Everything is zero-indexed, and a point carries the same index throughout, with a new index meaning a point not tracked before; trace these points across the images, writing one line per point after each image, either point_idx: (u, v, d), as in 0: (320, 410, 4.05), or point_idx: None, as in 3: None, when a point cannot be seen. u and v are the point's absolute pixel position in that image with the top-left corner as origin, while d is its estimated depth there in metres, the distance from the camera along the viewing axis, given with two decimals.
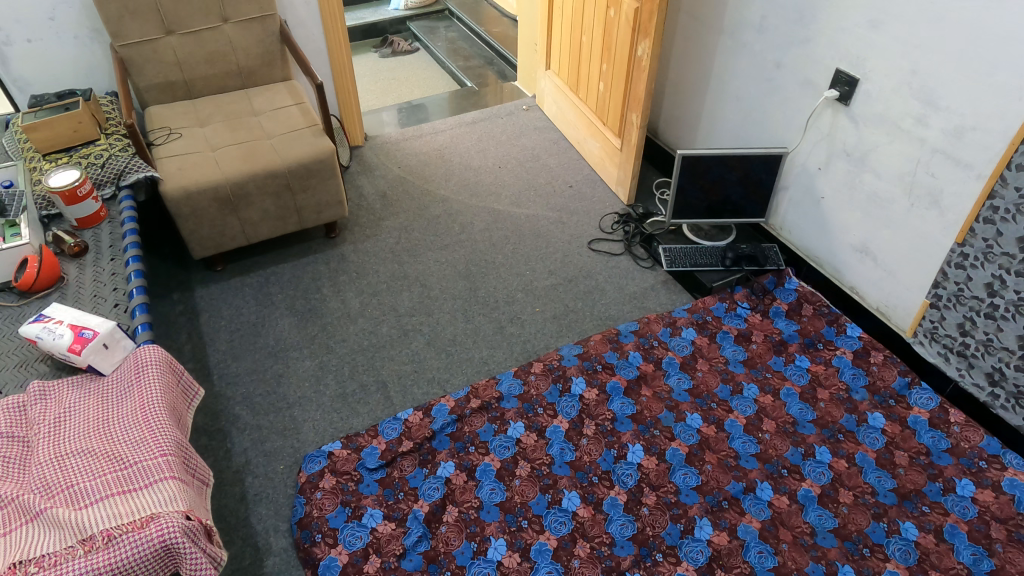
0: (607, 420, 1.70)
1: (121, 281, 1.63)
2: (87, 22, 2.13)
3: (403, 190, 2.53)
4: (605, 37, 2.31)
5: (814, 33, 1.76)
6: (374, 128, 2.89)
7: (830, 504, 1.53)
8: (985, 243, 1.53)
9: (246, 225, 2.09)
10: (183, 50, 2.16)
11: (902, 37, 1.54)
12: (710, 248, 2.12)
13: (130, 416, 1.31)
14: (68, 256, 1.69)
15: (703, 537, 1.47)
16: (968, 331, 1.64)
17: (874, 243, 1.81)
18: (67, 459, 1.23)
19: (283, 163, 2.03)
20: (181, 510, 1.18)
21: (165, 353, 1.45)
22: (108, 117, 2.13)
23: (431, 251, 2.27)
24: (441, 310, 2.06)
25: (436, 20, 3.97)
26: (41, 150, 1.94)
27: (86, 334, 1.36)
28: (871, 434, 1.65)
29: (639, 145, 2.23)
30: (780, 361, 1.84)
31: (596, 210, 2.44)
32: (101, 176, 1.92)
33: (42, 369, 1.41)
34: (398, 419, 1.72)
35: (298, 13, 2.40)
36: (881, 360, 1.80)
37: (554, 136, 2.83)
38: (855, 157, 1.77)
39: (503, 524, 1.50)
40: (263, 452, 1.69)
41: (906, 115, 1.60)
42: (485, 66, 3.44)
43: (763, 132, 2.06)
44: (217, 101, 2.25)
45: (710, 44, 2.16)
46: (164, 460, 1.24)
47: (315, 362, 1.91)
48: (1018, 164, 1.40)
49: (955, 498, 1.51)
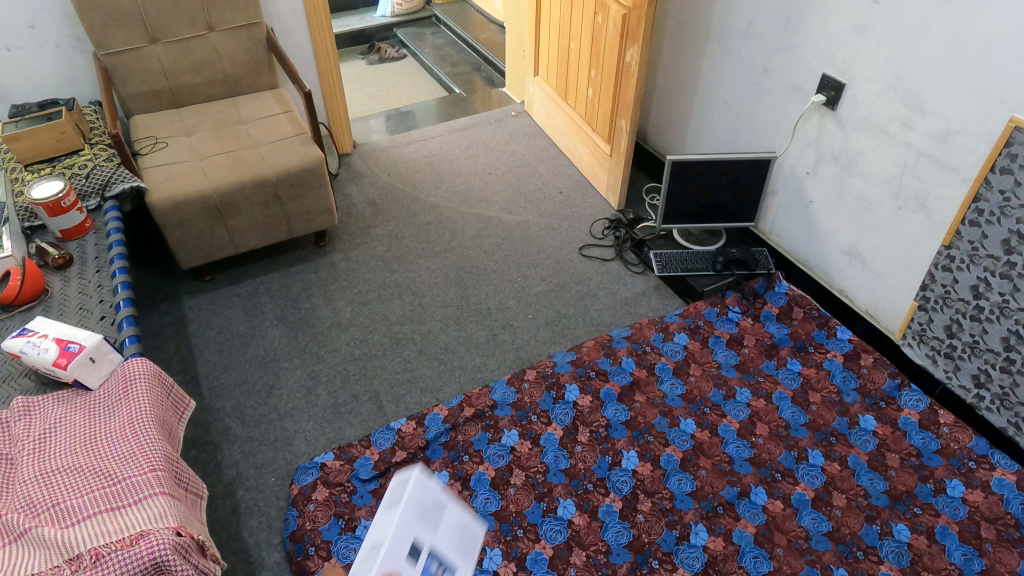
0: (601, 427, 1.70)
1: (108, 293, 1.61)
2: (69, 30, 2.10)
3: (393, 197, 2.52)
4: (593, 44, 2.32)
5: (801, 38, 1.78)
6: (362, 135, 2.88)
7: (824, 508, 1.53)
8: (971, 246, 1.54)
9: (233, 234, 2.07)
10: (169, 58, 2.14)
11: (887, 41, 1.56)
12: (701, 252, 2.13)
13: (119, 431, 1.28)
14: (52, 268, 1.66)
15: (699, 542, 1.47)
16: (954, 333, 1.66)
17: (863, 246, 1.83)
18: (53, 476, 1.20)
19: (271, 172, 2.01)
20: (172, 526, 1.15)
21: (153, 365, 1.42)
22: (92, 127, 2.10)
23: (422, 258, 2.26)
24: (433, 318, 2.05)
25: (423, 26, 3.97)
26: (23, 161, 1.91)
27: (72, 348, 1.34)
28: (863, 437, 1.66)
29: (629, 151, 2.24)
30: (772, 364, 1.85)
31: (586, 216, 2.44)
32: (85, 187, 1.88)
33: (26, 385, 1.38)
34: (391, 429, 1.70)
35: (285, 20, 2.38)
36: (871, 362, 1.81)
37: (544, 142, 2.83)
38: (843, 161, 1.79)
39: (498, 534, 1.49)
40: (255, 464, 1.67)
41: (892, 119, 1.62)
42: (473, 73, 3.44)
43: (751, 137, 2.07)
44: (204, 110, 2.23)
45: (698, 50, 2.18)
46: (154, 475, 1.22)
47: (306, 372, 1.89)
48: (1002, 167, 1.42)
49: (946, 499, 1.52)
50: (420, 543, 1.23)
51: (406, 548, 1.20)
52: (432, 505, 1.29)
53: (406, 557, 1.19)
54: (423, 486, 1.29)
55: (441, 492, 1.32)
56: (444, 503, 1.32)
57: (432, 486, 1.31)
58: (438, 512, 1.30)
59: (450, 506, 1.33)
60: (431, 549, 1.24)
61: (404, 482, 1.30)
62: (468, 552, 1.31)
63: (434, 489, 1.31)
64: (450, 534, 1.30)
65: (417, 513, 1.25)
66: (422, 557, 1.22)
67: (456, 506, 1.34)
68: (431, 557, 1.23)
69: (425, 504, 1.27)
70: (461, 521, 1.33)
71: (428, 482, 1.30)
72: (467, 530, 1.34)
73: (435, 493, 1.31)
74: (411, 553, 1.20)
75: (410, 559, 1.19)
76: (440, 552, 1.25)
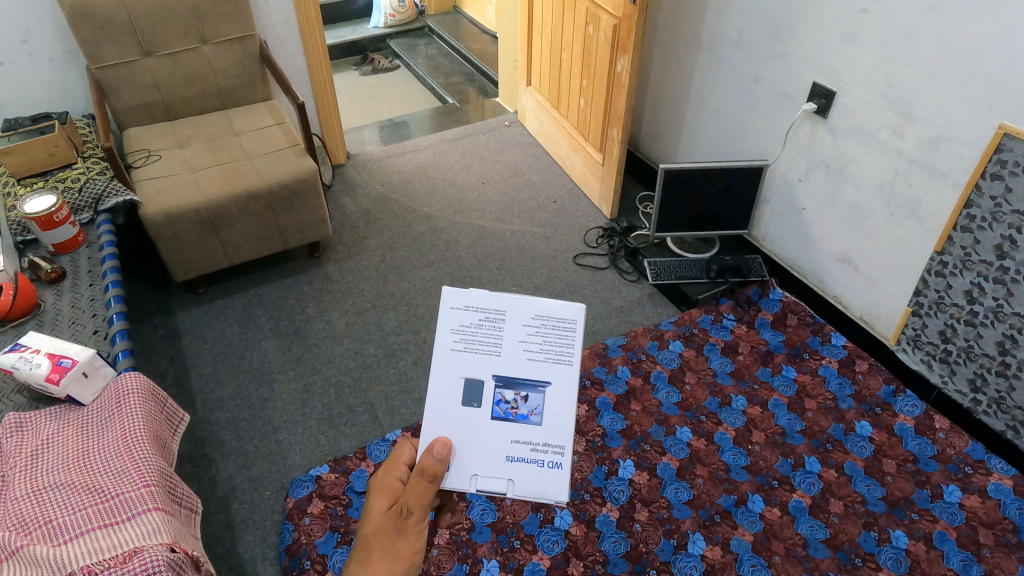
0: (597, 436, 1.70)
1: (100, 307, 1.60)
2: (62, 44, 2.10)
3: (387, 208, 2.52)
4: (585, 53, 2.33)
5: (791, 46, 1.79)
6: (355, 146, 2.89)
7: (821, 515, 1.53)
8: (964, 251, 1.55)
9: (227, 246, 2.06)
10: (162, 71, 2.14)
11: (876, 50, 1.57)
12: (694, 260, 2.14)
13: (111, 446, 1.27)
14: (45, 282, 1.64)
15: (697, 551, 1.47)
16: (949, 338, 1.66)
17: (855, 253, 1.83)
18: (45, 493, 1.19)
19: (264, 184, 2.01)
20: (166, 542, 1.14)
21: (146, 380, 1.42)
22: (85, 140, 2.10)
23: (416, 269, 2.26)
24: (427, 328, 2.05)
25: (415, 37, 3.98)
26: (16, 174, 1.90)
27: (65, 363, 1.33)
28: (859, 443, 1.66)
29: (621, 160, 2.25)
30: (767, 371, 1.85)
31: (579, 225, 2.45)
32: (78, 201, 1.87)
33: (18, 401, 1.37)
34: (386, 440, 1.70)
35: (277, 33, 2.39)
36: (866, 368, 1.82)
37: (537, 151, 2.84)
38: (834, 168, 1.80)
39: (496, 545, 1.49)
40: (249, 477, 1.66)
41: (882, 127, 1.63)
42: (466, 83, 3.45)
43: (743, 146, 2.09)
44: (197, 123, 2.23)
45: (689, 59, 2.19)
46: (148, 491, 1.21)
47: (301, 384, 1.88)
48: (992, 174, 1.43)
49: (944, 505, 1.52)
50: (479, 375, 0.85)
51: (462, 386, 0.85)
52: (480, 324, 0.86)
53: (460, 401, 0.85)
54: (460, 306, 0.86)
55: (488, 299, 0.86)
56: (499, 311, 0.86)
57: (476, 297, 0.86)
58: (493, 327, 0.86)
59: (514, 308, 0.86)
60: (499, 375, 0.85)
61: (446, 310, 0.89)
62: (565, 360, 0.85)
63: (476, 301, 0.86)
64: (528, 338, 0.85)
65: (462, 344, 0.86)
66: (487, 387, 0.85)
67: (520, 305, 0.86)
68: (500, 384, 0.85)
69: (470, 321, 0.86)
70: (539, 317, 0.86)
71: (465, 300, 0.86)
72: (553, 321, 0.86)
73: (482, 303, 0.86)
74: (471, 393, 0.85)
75: (469, 399, 0.85)
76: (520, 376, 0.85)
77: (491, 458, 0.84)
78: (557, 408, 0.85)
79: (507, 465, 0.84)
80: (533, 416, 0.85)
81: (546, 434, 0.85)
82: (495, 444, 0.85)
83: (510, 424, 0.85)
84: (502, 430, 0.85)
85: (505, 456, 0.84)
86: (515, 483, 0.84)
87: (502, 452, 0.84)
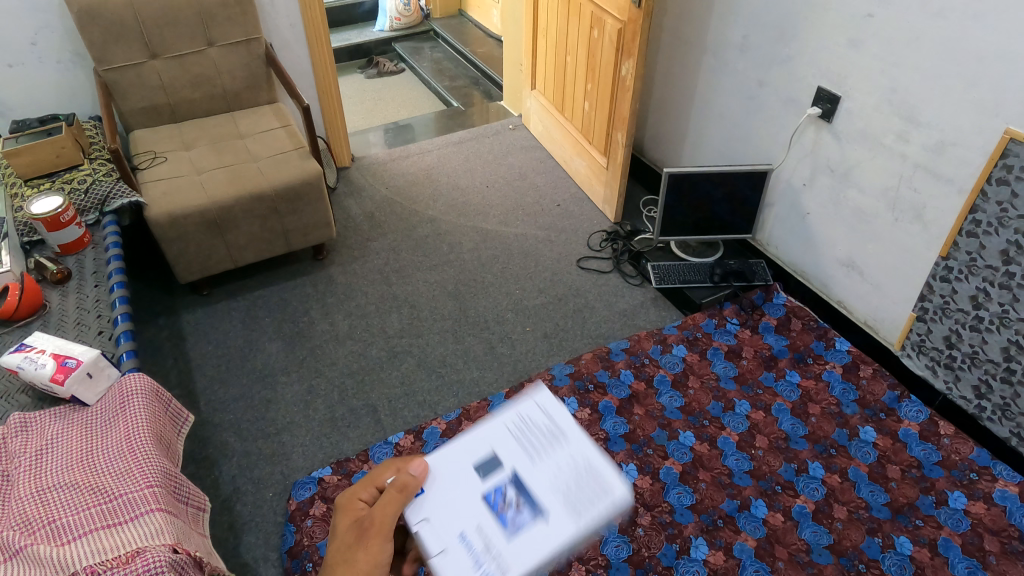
0: (600, 441, 1.69)
1: (105, 307, 1.61)
2: (69, 46, 2.11)
3: (392, 211, 2.53)
4: (589, 57, 2.34)
5: (796, 51, 1.79)
6: (360, 150, 2.90)
7: (825, 520, 1.52)
8: (969, 256, 1.55)
9: (231, 248, 2.07)
10: (169, 73, 2.15)
11: (880, 55, 1.58)
12: (698, 264, 2.14)
13: (115, 447, 1.27)
14: (50, 282, 1.66)
15: (700, 556, 1.46)
16: (954, 343, 1.66)
17: (860, 258, 1.83)
18: (48, 493, 1.19)
19: (269, 186, 2.02)
20: (168, 543, 1.14)
21: (150, 381, 1.42)
22: (92, 142, 2.11)
23: (420, 272, 2.26)
24: (430, 331, 2.05)
25: (420, 41, 3.99)
26: (23, 176, 1.92)
27: (69, 363, 1.33)
28: (863, 449, 1.66)
29: (624, 163, 2.26)
30: (770, 376, 1.85)
31: (583, 228, 2.45)
32: (84, 203, 1.89)
33: (23, 401, 1.38)
34: (389, 443, 1.70)
35: (283, 36, 2.40)
36: (870, 373, 1.81)
37: (541, 155, 2.85)
38: (839, 173, 1.79)
39: None
40: (251, 479, 1.66)
41: (887, 131, 1.63)
42: (471, 87, 3.46)
43: (748, 150, 2.08)
44: (202, 125, 2.24)
45: (693, 62, 2.19)
46: (150, 492, 1.21)
47: (304, 386, 1.89)
48: (998, 179, 1.42)
49: (948, 511, 1.51)
50: (506, 463, 0.90)
51: (479, 462, 0.91)
52: (552, 435, 0.92)
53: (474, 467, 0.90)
54: (543, 406, 0.96)
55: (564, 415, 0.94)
56: (563, 432, 0.92)
57: (562, 413, 0.94)
58: (552, 441, 0.91)
59: (577, 441, 0.90)
60: (518, 477, 0.88)
61: (525, 416, 0.95)
62: (596, 500, 0.84)
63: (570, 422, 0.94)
64: (562, 475, 0.87)
65: (515, 431, 0.93)
66: (501, 475, 0.88)
67: (582, 443, 0.90)
68: (513, 484, 0.87)
69: (535, 422, 0.94)
70: (568, 467, 0.88)
71: (549, 405, 0.96)
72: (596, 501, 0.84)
73: (561, 421, 0.93)
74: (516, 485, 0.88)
75: (488, 473, 0.89)
76: (530, 492, 0.86)
77: (447, 525, 0.84)
78: (534, 538, 0.81)
79: (456, 539, 0.83)
80: (508, 525, 0.83)
81: (507, 546, 0.81)
82: (462, 517, 0.85)
83: (489, 514, 0.85)
84: (479, 512, 0.85)
85: (457, 532, 0.83)
86: (443, 555, 0.81)
87: (462, 520, 0.84)
